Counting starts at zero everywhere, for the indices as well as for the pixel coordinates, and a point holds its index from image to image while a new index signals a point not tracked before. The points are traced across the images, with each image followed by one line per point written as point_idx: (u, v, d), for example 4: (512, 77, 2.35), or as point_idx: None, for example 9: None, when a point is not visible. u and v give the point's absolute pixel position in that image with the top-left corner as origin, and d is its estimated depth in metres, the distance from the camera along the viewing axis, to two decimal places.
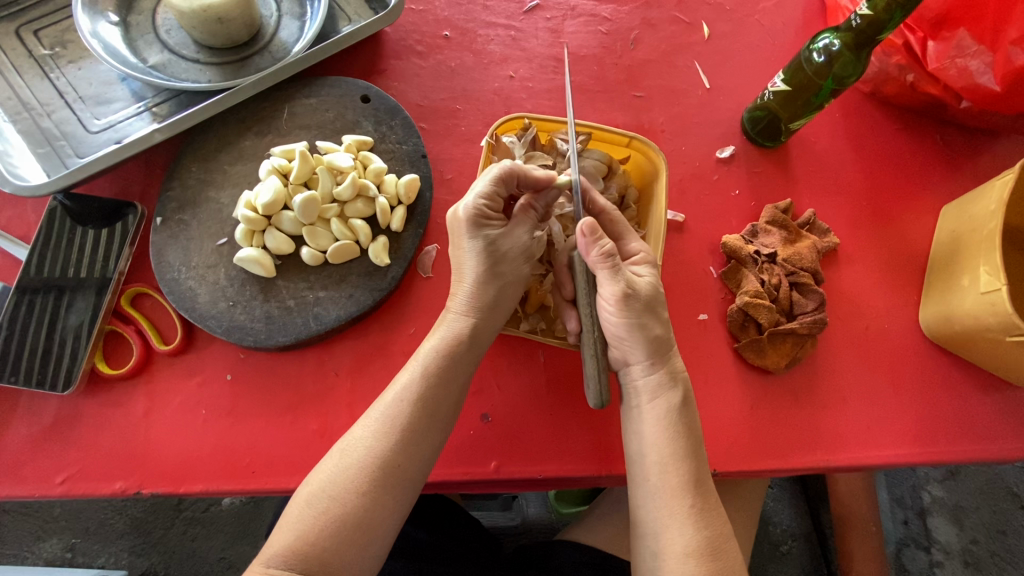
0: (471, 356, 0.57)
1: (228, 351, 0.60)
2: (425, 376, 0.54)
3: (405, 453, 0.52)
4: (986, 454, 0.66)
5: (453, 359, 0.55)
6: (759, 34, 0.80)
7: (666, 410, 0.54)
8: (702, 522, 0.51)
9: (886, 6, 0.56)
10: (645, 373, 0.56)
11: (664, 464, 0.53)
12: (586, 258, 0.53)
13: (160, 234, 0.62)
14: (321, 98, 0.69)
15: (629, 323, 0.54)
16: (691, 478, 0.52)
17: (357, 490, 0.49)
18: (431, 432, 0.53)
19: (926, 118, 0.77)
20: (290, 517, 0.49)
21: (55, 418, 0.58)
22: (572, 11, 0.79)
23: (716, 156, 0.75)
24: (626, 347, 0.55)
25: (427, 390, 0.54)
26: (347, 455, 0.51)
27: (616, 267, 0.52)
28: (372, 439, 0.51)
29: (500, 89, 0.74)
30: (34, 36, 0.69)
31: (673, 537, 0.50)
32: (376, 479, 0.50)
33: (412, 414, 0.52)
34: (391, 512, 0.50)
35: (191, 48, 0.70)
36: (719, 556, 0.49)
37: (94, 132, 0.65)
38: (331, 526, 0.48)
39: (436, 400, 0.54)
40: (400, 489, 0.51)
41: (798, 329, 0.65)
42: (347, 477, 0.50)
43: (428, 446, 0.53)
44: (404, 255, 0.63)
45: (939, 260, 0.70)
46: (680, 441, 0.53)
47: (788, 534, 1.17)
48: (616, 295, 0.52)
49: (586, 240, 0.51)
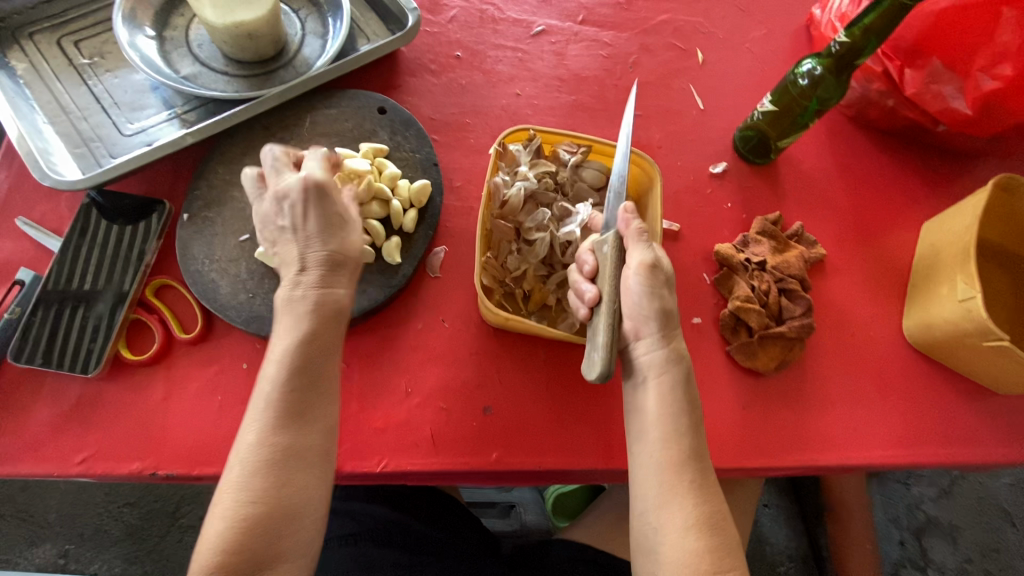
0: (320, 344, 0.53)
1: (244, 341, 0.63)
2: (294, 372, 0.52)
3: (304, 438, 0.51)
4: (968, 456, 0.69)
5: (279, 352, 0.52)
6: (749, 61, 0.86)
7: (670, 384, 0.56)
8: (700, 498, 0.53)
9: (864, 34, 0.63)
10: (652, 349, 0.57)
11: (667, 439, 0.55)
12: (623, 230, 0.57)
13: (186, 229, 0.66)
14: (341, 109, 0.73)
15: (650, 292, 0.55)
16: (691, 453, 0.54)
17: (275, 478, 0.49)
18: (317, 408, 0.52)
19: (906, 141, 0.82)
20: (211, 519, 0.48)
21: (77, 401, 0.60)
22: (575, 36, 0.85)
23: (710, 171, 0.80)
24: (641, 318, 0.56)
25: (285, 379, 0.51)
26: (242, 453, 0.50)
27: (648, 244, 0.57)
28: (261, 435, 0.50)
29: (507, 106, 0.79)
30: (74, 47, 0.74)
31: (671, 514, 0.52)
32: (285, 466, 0.50)
33: (292, 406, 0.51)
34: (314, 492, 0.51)
35: (220, 62, 0.75)
36: (718, 531, 0.52)
37: (126, 135, 0.70)
38: (246, 517, 0.47)
39: (312, 392, 0.52)
40: (314, 469, 0.51)
41: (787, 332, 0.69)
42: (246, 470, 0.49)
43: (317, 432, 0.52)
44: (415, 255, 0.67)
45: (920, 272, 0.74)
46: (679, 417, 0.55)
47: (785, 555, 1.18)
48: (643, 261, 0.55)
49: (628, 215, 0.57)
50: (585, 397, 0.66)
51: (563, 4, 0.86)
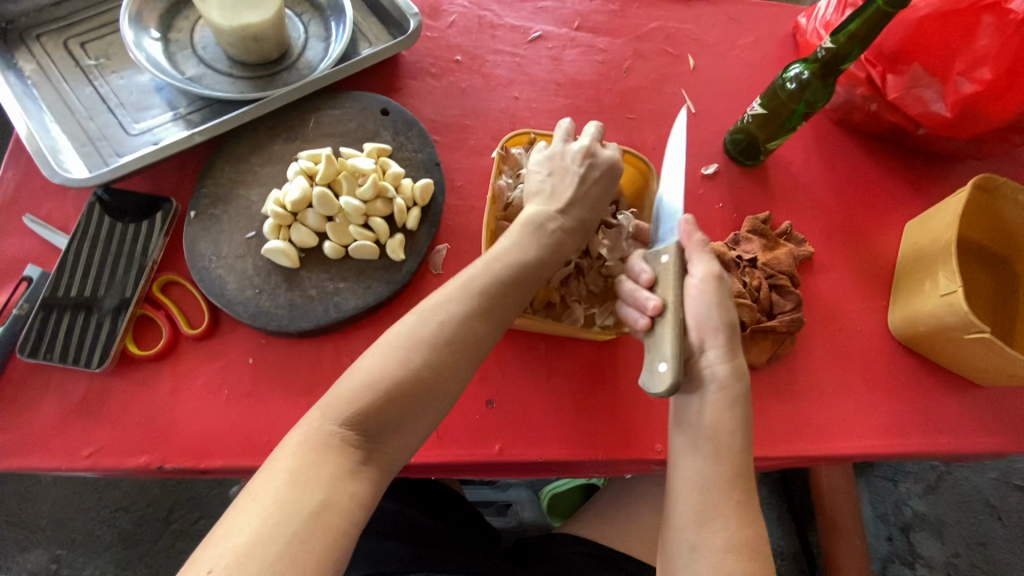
0: (467, 344, 0.51)
1: (250, 336, 0.65)
2: (481, 315, 0.52)
3: (452, 383, 0.50)
4: (951, 445, 0.72)
5: (504, 300, 0.54)
6: (739, 66, 0.89)
7: (732, 400, 0.58)
8: (744, 521, 0.55)
9: (849, 41, 0.65)
10: (720, 360, 0.58)
11: (718, 458, 0.57)
12: (685, 241, 0.60)
13: (193, 226, 0.67)
14: (344, 110, 0.75)
15: (718, 302, 0.58)
16: (738, 475, 0.56)
17: (398, 407, 0.48)
18: (433, 400, 0.49)
19: (889, 144, 0.86)
20: (267, 483, 0.43)
21: (84, 396, 0.61)
22: (571, 42, 0.87)
23: (702, 172, 0.82)
24: (709, 328, 0.58)
25: (469, 320, 0.52)
26: (376, 370, 0.48)
27: (710, 253, 0.60)
28: (413, 359, 0.49)
29: (506, 109, 0.82)
30: (80, 48, 0.75)
31: (714, 534, 0.54)
32: (415, 399, 0.48)
33: (458, 348, 0.51)
34: (412, 436, 0.49)
35: (225, 64, 0.77)
36: (758, 557, 0.53)
37: (133, 135, 0.71)
38: (348, 434, 0.46)
39: (483, 344, 0.53)
40: (432, 415, 0.50)
41: (778, 327, 0.71)
42: (378, 388, 0.47)
43: (426, 414, 0.49)
44: (418, 252, 0.68)
45: (904, 269, 0.77)
46: (738, 440, 0.57)
47: (777, 552, 1.21)
48: (710, 271, 0.59)
49: (688, 227, 0.60)
50: (585, 389, 0.68)
51: (560, 11, 0.89)
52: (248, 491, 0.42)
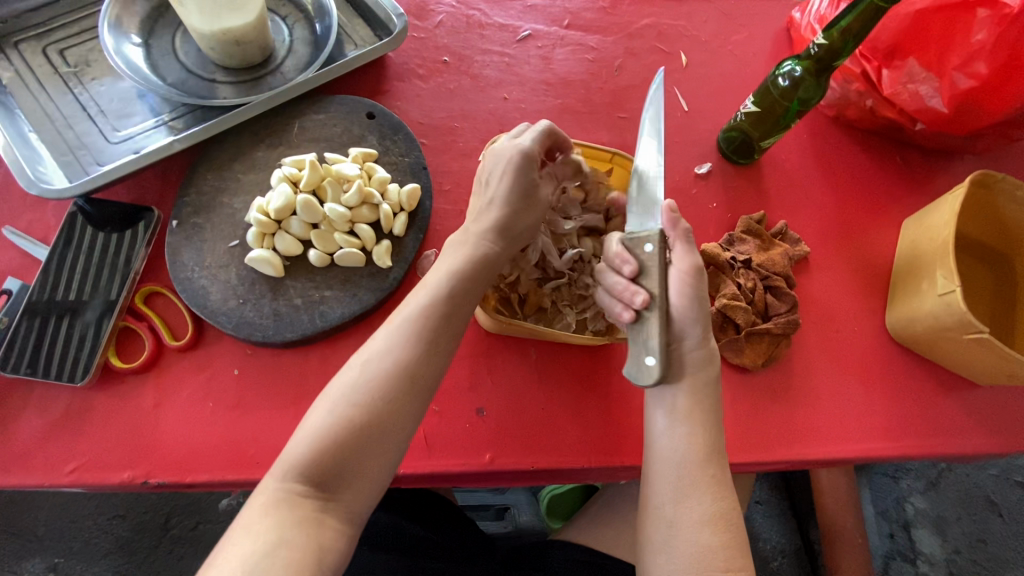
0: (407, 387, 0.51)
1: (235, 347, 0.63)
2: (411, 354, 0.52)
3: (396, 423, 0.50)
4: (951, 447, 0.71)
5: (436, 337, 0.53)
6: (732, 63, 0.88)
7: (703, 381, 0.58)
8: (719, 493, 0.56)
9: (841, 36, 0.64)
10: (695, 347, 0.58)
11: (692, 435, 0.57)
12: (669, 230, 0.58)
13: (176, 236, 0.66)
14: (329, 115, 0.74)
15: (697, 296, 0.57)
16: (713, 450, 0.57)
17: (344, 456, 0.48)
18: (380, 446, 0.49)
19: (885, 140, 0.84)
20: (241, 538, 0.45)
21: (66, 410, 0.60)
22: (561, 40, 0.86)
23: (695, 171, 0.81)
24: (687, 320, 0.58)
25: (394, 355, 0.51)
26: (315, 427, 0.48)
27: (692, 245, 0.58)
28: (346, 411, 0.49)
29: (495, 110, 0.80)
30: (60, 55, 0.74)
31: (691, 507, 0.55)
32: (359, 446, 0.48)
33: (391, 390, 0.50)
34: (374, 482, 0.50)
35: (208, 68, 0.75)
36: (732, 526, 0.55)
37: (114, 143, 0.70)
38: (300, 489, 0.47)
39: (421, 383, 0.52)
40: (385, 460, 0.50)
41: (772, 329, 0.70)
42: (317, 443, 0.48)
43: (379, 461, 0.49)
44: (406, 258, 0.67)
45: (901, 267, 0.76)
46: (706, 413, 0.58)
47: (778, 550, 1.20)
48: (692, 265, 0.57)
49: (672, 213, 0.57)
50: (578, 396, 0.67)
51: (549, 9, 0.88)
52: (221, 548, 0.44)
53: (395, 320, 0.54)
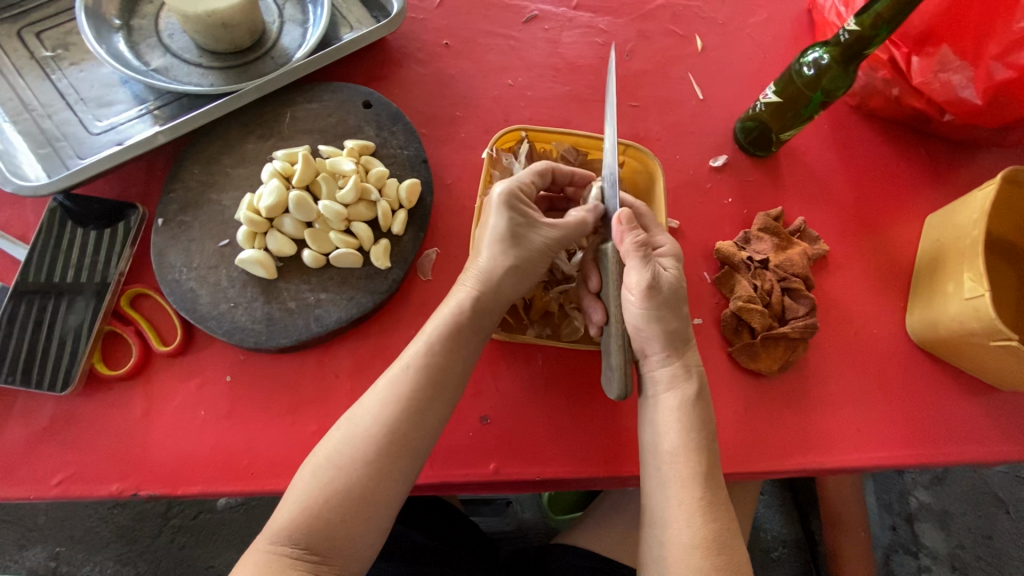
0: (399, 448, 0.51)
1: (227, 352, 0.61)
2: (394, 410, 0.51)
3: (386, 479, 0.50)
4: (970, 454, 0.68)
5: (422, 393, 0.53)
6: (751, 48, 0.83)
7: (682, 400, 0.56)
8: (710, 515, 0.52)
9: (873, 22, 0.60)
10: (661, 365, 0.58)
11: (676, 455, 0.54)
12: (620, 245, 0.56)
13: (162, 235, 0.62)
14: (323, 104, 0.70)
15: (656, 314, 0.55)
16: (701, 470, 0.54)
17: (334, 517, 0.47)
18: (379, 505, 0.49)
19: (910, 131, 0.80)
20: None
21: (51, 420, 0.57)
22: (569, 22, 0.81)
23: (709, 165, 0.77)
24: (646, 338, 0.57)
25: (383, 416, 0.51)
26: (304, 490, 0.49)
27: (646, 257, 0.55)
28: (330, 471, 0.49)
29: (499, 97, 0.76)
30: (36, 38, 0.69)
31: (680, 531, 0.52)
32: (346, 502, 0.48)
33: (375, 447, 0.50)
34: (368, 543, 0.49)
35: (194, 52, 0.71)
36: (725, 550, 0.51)
37: (95, 133, 0.66)
38: (289, 554, 0.46)
39: (408, 439, 0.51)
40: (375, 516, 0.49)
41: (790, 333, 0.67)
42: (305, 502, 0.48)
43: (375, 519, 0.49)
44: (404, 257, 0.64)
45: (924, 268, 0.72)
46: (692, 433, 0.55)
47: (779, 541, 1.19)
48: (643, 284, 0.54)
49: (621, 227, 0.55)
50: (586, 402, 0.64)
51: None
52: None
53: (385, 377, 0.53)
